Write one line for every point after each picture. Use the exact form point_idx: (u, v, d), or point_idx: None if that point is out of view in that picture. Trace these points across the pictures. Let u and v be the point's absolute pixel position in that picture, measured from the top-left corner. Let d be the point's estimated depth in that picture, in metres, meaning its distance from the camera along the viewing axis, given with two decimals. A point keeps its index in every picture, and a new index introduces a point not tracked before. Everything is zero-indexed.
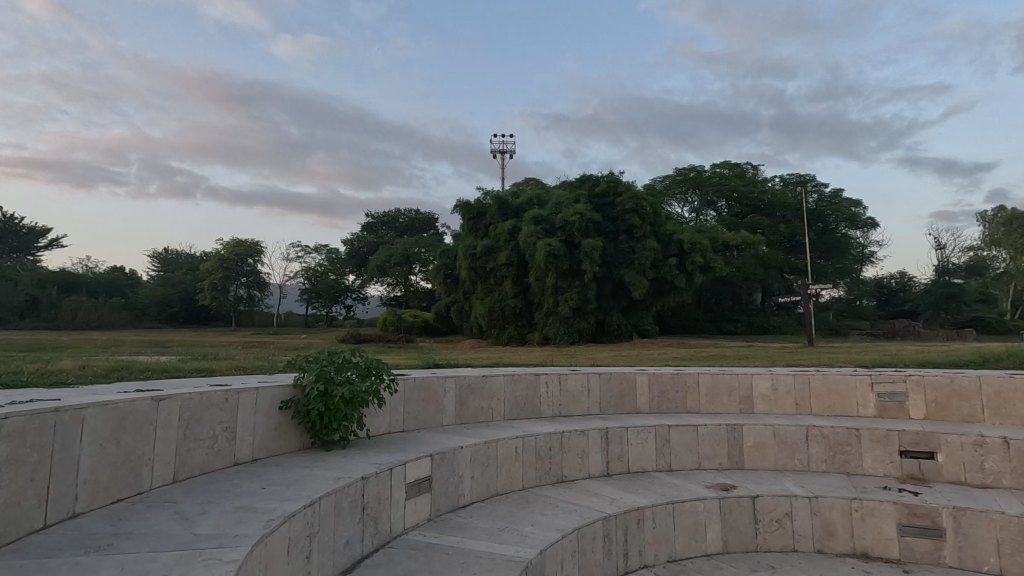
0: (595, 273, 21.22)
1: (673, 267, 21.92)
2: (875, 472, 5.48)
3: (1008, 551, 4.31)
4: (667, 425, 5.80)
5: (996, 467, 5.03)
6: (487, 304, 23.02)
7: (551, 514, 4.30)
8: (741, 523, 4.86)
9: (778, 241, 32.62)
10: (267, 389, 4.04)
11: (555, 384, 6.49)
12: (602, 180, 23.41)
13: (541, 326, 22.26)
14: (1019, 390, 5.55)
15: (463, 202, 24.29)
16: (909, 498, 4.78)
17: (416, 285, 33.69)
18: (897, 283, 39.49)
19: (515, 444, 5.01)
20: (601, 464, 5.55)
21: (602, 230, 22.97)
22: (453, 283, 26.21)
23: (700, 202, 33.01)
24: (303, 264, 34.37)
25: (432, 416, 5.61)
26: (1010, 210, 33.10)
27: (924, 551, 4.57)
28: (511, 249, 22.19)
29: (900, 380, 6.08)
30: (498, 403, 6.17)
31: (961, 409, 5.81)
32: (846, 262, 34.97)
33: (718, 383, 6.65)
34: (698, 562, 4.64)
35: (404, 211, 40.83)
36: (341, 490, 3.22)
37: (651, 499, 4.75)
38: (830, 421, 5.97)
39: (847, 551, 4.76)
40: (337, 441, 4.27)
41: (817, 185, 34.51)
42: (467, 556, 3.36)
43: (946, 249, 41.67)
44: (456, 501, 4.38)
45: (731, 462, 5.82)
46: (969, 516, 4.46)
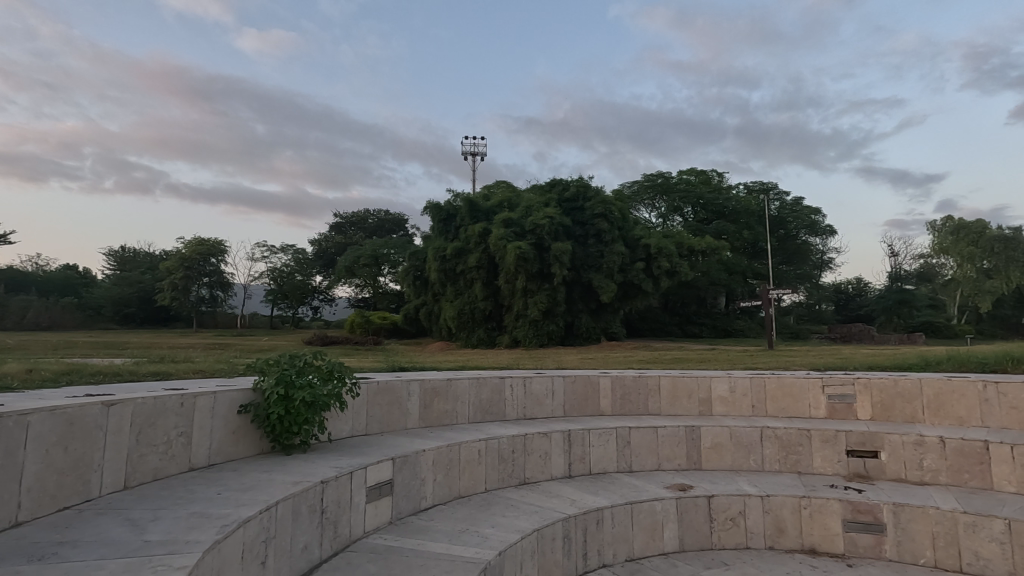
0: (564, 276, 21.44)
1: (641, 271, 22.34)
2: (825, 471, 5.72)
3: (943, 544, 4.55)
4: (628, 427, 5.94)
5: (933, 465, 5.30)
6: (457, 306, 22.99)
7: (512, 515, 4.36)
8: (697, 522, 5.01)
9: (741, 247, 33.51)
10: (226, 392, 3.98)
11: (519, 387, 6.56)
12: (572, 185, 23.80)
13: (511, 329, 22.38)
14: (956, 392, 5.86)
15: (433, 204, 24.21)
16: (854, 495, 5.01)
17: (385, 286, 33.43)
18: (854, 289, 41.08)
19: (478, 447, 5.04)
20: (563, 466, 5.64)
21: (572, 234, 23.22)
22: (423, 285, 26.09)
23: (667, 208, 33.69)
24: (269, 264, 33.67)
25: (396, 419, 5.62)
26: (958, 220, 34.92)
27: (867, 545, 4.79)
28: (481, 251, 22.21)
29: (848, 382, 6.36)
30: (462, 406, 6.20)
31: (903, 410, 6.11)
32: (806, 268, 36.18)
33: (679, 386, 6.84)
34: (655, 561, 4.76)
35: (373, 212, 40.41)
36: (299, 495, 3.20)
37: (611, 500, 4.85)
38: (783, 422, 6.19)
39: (796, 547, 4.96)
40: (297, 445, 4.25)
41: (779, 193, 35.71)
42: (426, 559, 3.38)
43: (898, 257, 43.69)
44: (418, 504, 4.40)
45: (690, 463, 5.99)
46: (907, 512, 4.70)
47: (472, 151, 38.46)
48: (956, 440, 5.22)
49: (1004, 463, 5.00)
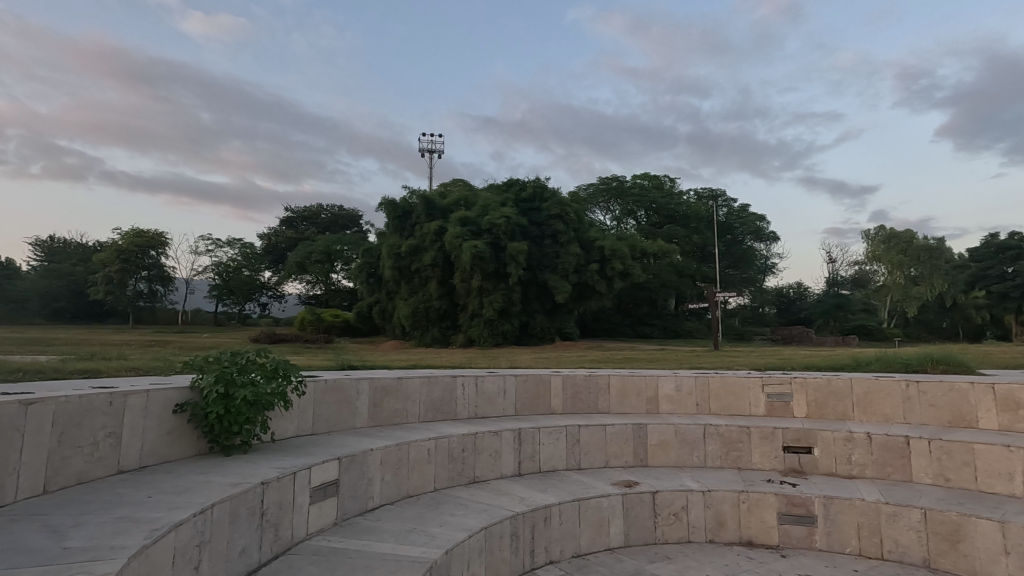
0: (519, 276, 21.52)
1: (595, 272, 22.69)
2: (763, 467, 5.97)
3: (867, 533, 4.84)
4: (578, 425, 6.03)
5: (862, 459, 5.62)
6: (411, 305, 22.71)
7: (461, 514, 4.35)
8: (642, 517, 5.14)
9: (691, 251, 34.56)
10: (160, 391, 3.80)
11: (471, 386, 6.55)
12: (528, 186, 24.01)
13: (465, 328, 22.33)
14: (883, 391, 6.21)
15: (388, 200, 23.83)
16: (789, 489, 5.25)
17: (337, 283, 32.71)
18: (795, 293, 43.23)
19: (427, 446, 5.00)
20: (513, 464, 5.66)
21: (528, 234, 23.35)
22: (376, 283, 25.63)
23: (621, 211, 34.46)
24: (214, 258, 32.33)
25: (344, 419, 5.50)
26: (889, 229, 37.28)
27: (800, 536, 5.04)
28: (436, 249, 22.06)
29: (786, 381, 6.65)
30: (413, 405, 6.14)
31: (836, 409, 6.43)
32: (751, 272, 37.65)
33: (628, 384, 7.00)
34: (601, 556, 4.85)
35: (326, 206, 39.21)
36: (238, 496, 3.10)
37: (559, 497, 4.92)
38: (726, 420, 6.43)
39: (735, 539, 5.16)
40: (237, 446, 4.09)
41: (727, 199, 37.09)
42: (372, 559, 3.34)
43: (835, 263, 46.24)
44: (364, 504, 4.31)
45: (636, 460, 6.13)
46: (837, 504, 4.97)
47: (428, 148, 38.18)
48: (882, 435, 5.55)
49: (923, 457, 5.33)
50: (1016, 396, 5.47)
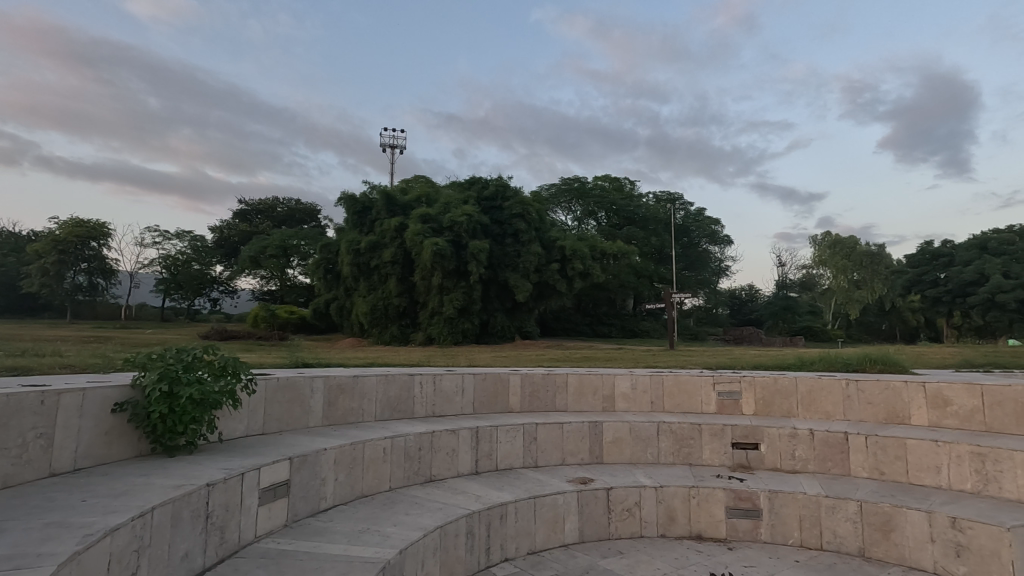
0: (480, 275, 21.48)
1: (556, 271, 22.89)
2: (712, 463, 6.17)
3: (807, 525, 5.07)
4: (535, 423, 6.08)
5: (804, 455, 5.87)
6: (370, 302, 22.34)
7: (416, 513, 4.32)
8: (597, 513, 5.22)
9: (649, 253, 35.29)
10: (97, 389, 3.61)
11: (429, 384, 6.50)
12: (491, 184, 24.00)
13: (425, 326, 22.15)
14: (825, 389, 6.49)
15: (348, 195, 23.33)
16: (737, 484, 5.44)
17: (294, 279, 31.85)
18: (746, 294, 44.90)
19: (383, 445, 4.94)
20: (470, 463, 5.66)
21: (490, 232, 23.32)
22: (334, 279, 25.11)
23: (582, 211, 34.92)
24: (161, 251, 30.96)
25: (297, 418, 5.37)
26: (833, 235, 39.10)
27: (745, 529, 5.23)
28: (397, 246, 21.78)
29: (735, 380, 6.90)
30: (369, 404, 6.04)
31: (782, 406, 6.70)
32: (705, 274, 38.74)
33: (585, 382, 7.11)
34: (555, 553, 4.90)
35: (283, 200, 38.07)
36: (180, 499, 2.97)
37: (515, 495, 4.95)
38: (678, 417, 6.61)
39: (685, 533, 5.31)
40: (182, 446, 3.93)
41: (684, 203, 38.09)
42: (322, 560, 3.27)
43: (785, 266, 48.17)
44: (316, 505, 4.22)
45: (592, 457, 6.23)
46: (780, 497, 5.18)
47: (390, 144, 37.73)
48: (823, 432, 5.81)
49: (860, 452, 5.62)
50: (945, 394, 5.80)
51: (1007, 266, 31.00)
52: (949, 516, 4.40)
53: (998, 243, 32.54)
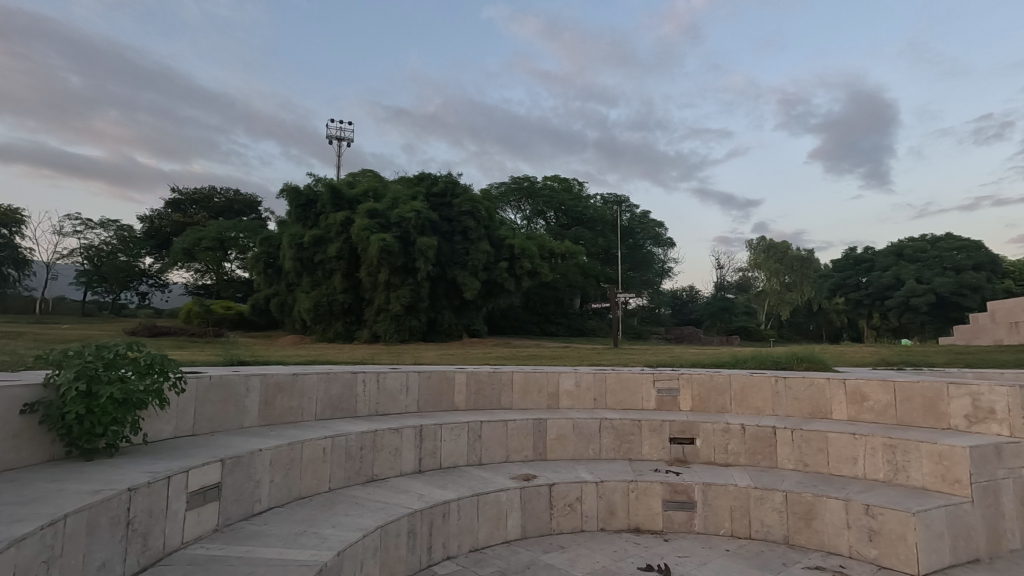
0: (428, 272, 21.25)
1: (504, 270, 22.94)
2: (651, 457, 6.37)
3: (738, 515, 5.33)
4: (479, 421, 6.09)
5: (736, 448, 6.16)
6: (313, 298, 21.67)
7: (356, 513, 4.23)
8: (538, 509, 5.29)
9: (596, 253, 35.97)
10: (4, 389, 3.34)
11: (372, 383, 6.39)
12: (440, 180, 23.82)
13: (371, 323, 21.75)
14: (756, 385, 6.83)
15: (291, 186, 22.52)
16: (673, 478, 5.64)
17: (231, 273, 30.65)
18: (687, 295, 46.91)
19: (323, 445, 4.81)
20: (413, 462, 5.59)
21: (438, 229, 23.12)
22: (275, 274, 24.24)
23: (532, 211, 35.29)
24: (82, 241, 28.93)
25: (231, 417, 5.15)
26: (767, 240, 41.00)
27: (681, 521, 5.44)
28: (342, 241, 21.20)
29: (674, 377, 7.16)
30: (309, 403, 5.87)
31: (716, 402, 6.99)
32: (649, 275, 39.89)
33: (530, 381, 7.19)
34: (498, 549, 4.93)
35: (220, 190, 36.14)
36: (98, 505, 2.79)
37: (458, 492, 4.95)
38: (620, 414, 6.80)
39: (624, 527, 5.46)
40: (101, 449, 3.67)
41: (630, 205, 39.05)
42: (254, 565, 3.15)
43: (723, 269, 50.34)
44: (250, 508, 4.06)
45: (536, 454, 6.32)
46: (713, 490, 5.42)
47: (337, 135, 36.94)
48: (754, 426, 6.12)
49: (786, 445, 5.94)
50: (863, 390, 6.18)
51: (921, 272, 33.57)
52: (863, 503, 4.71)
53: (912, 250, 35.13)
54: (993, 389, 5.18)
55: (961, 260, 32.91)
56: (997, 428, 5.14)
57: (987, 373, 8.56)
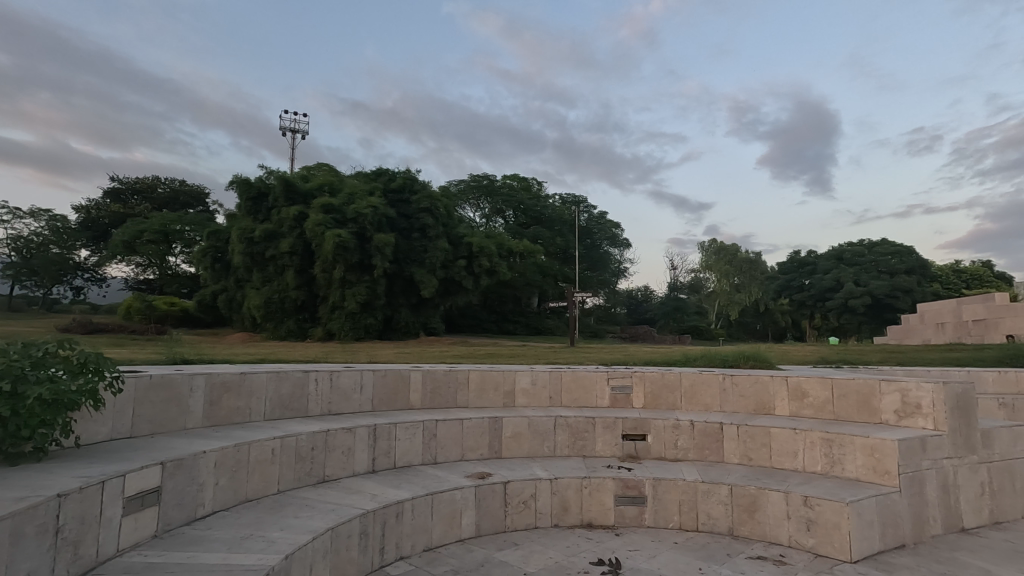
0: (385, 269, 20.91)
1: (462, 268, 22.84)
2: (604, 454, 6.48)
3: (685, 508, 5.51)
4: (435, 420, 6.05)
5: (686, 444, 6.36)
6: (263, 294, 20.97)
7: (306, 516, 4.13)
8: (493, 507, 5.30)
9: (554, 252, 36.31)
10: None
11: (326, 381, 6.25)
12: (398, 176, 23.49)
13: (325, 320, 21.26)
14: (705, 383, 7.06)
15: (241, 178, 21.71)
16: (625, 473, 5.77)
17: (175, 268, 29.36)
18: (641, 295, 48.07)
19: (272, 446, 4.68)
20: (367, 462, 5.51)
21: (396, 226, 22.80)
22: (224, 269, 23.37)
23: (490, 209, 35.29)
24: (10, 231, 27.05)
25: (173, 418, 4.93)
26: (718, 242, 42.15)
27: (632, 515, 5.57)
28: (296, 236, 20.63)
29: (627, 375, 7.31)
30: (257, 403, 5.68)
31: (667, 399, 7.20)
32: (606, 274, 40.24)
33: (487, 379, 7.19)
34: (452, 548, 4.92)
35: (164, 180, 34.46)
36: (23, 513, 2.62)
37: (412, 492, 4.90)
38: (574, 412, 6.89)
39: (577, 522, 5.55)
40: (28, 454, 3.44)
41: (588, 206, 39.59)
42: (195, 571, 3.03)
43: (676, 270, 51.70)
44: (193, 512, 3.90)
45: (491, 452, 6.33)
46: (663, 484, 5.57)
47: (291, 127, 36.01)
48: (702, 422, 6.32)
49: (733, 440, 6.17)
50: (804, 387, 6.48)
51: (859, 275, 35.49)
52: (802, 495, 4.94)
53: (851, 254, 37.21)
54: (920, 385, 5.51)
55: (895, 264, 34.93)
56: (924, 422, 5.47)
57: (916, 370, 9.14)
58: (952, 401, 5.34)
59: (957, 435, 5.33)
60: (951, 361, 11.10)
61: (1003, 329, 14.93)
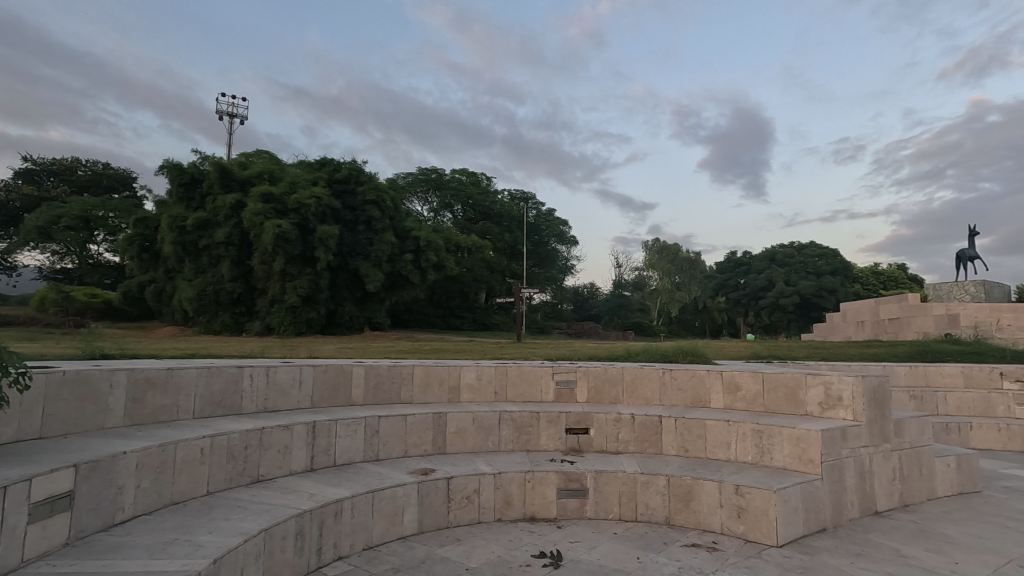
0: (328, 262, 20.28)
1: (409, 262, 22.46)
2: (548, 448, 6.55)
3: (625, 500, 5.65)
4: (377, 416, 5.93)
5: (626, 437, 6.51)
6: (196, 287, 19.88)
7: (237, 517, 3.94)
8: (436, 503, 5.25)
9: (502, 248, 36.39)
10: None
11: (261, 377, 5.99)
12: (344, 167, 22.84)
13: (263, 315, 20.43)
14: (646, 377, 7.28)
15: (173, 163, 20.48)
16: (567, 467, 5.85)
17: (97, 257, 27.43)
18: (586, 292, 49.17)
19: (201, 445, 4.43)
20: (305, 460, 5.32)
21: (340, 218, 22.16)
22: (152, 259, 22.02)
23: (439, 203, 34.97)
24: None
25: (90, 418, 4.60)
26: (662, 241, 43.55)
27: (574, 508, 5.66)
28: (232, 225, 19.64)
29: (572, 369, 7.41)
30: (186, 400, 5.37)
31: (610, 393, 7.34)
32: (554, 271, 40.44)
33: (432, 374, 7.11)
34: (393, 545, 4.84)
35: (86, 162, 32.05)
36: None
37: (352, 491, 4.77)
38: (519, 406, 6.92)
39: (520, 516, 5.58)
40: None
41: (536, 203, 39.89)
42: None
43: (621, 267, 52.96)
44: (110, 518, 3.64)
45: (435, 448, 6.26)
46: (604, 477, 5.69)
47: (229, 111, 34.38)
48: (643, 415, 6.50)
49: (670, 432, 6.38)
50: (737, 381, 6.78)
51: (789, 276, 37.51)
52: (734, 484, 5.16)
53: (783, 255, 39.24)
54: (842, 378, 5.87)
55: (821, 266, 37.17)
56: (844, 413, 5.84)
57: (839, 366, 9.76)
58: (869, 394, 5.72)
59: (873, 425, 5.72)
60: (870, 356, 11.93)
61: (914, 327, 16.13)
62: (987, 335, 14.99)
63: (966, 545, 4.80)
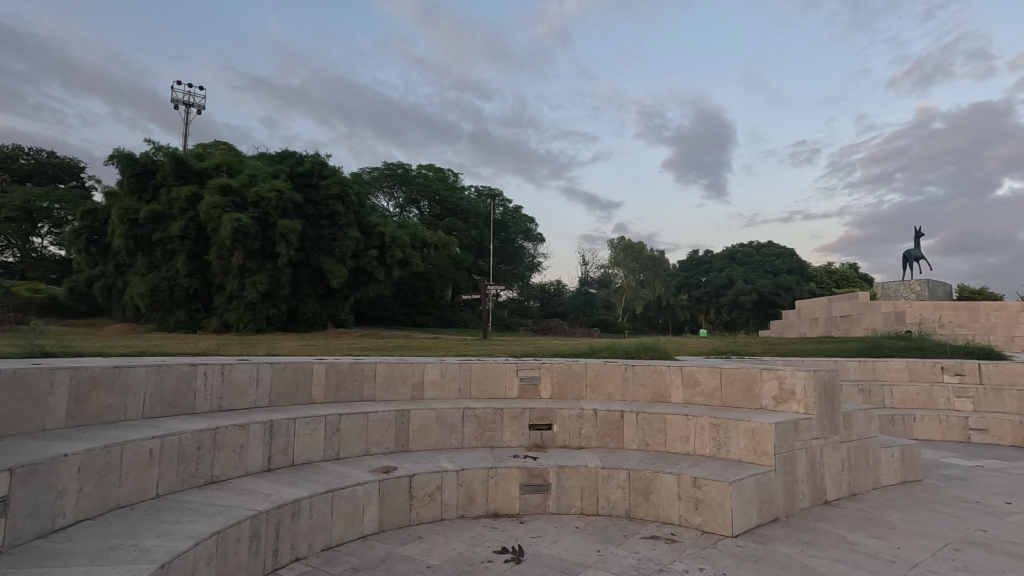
0: (290, 257, 19.78)
1: (373, 259, 22.13)
2: (511, 444, 6.57)
3: (586, 494, 5.72)
4: (338, 414, 5.82)
5: (589, 432, 6.59)
6: (148, 282, 19.12)
7: (188, 520, 3.81)
8: (397, 501, 5.19)
9: (469, 245, 36.24)
10: None
11: (216, 376, 5.80)
12: (306, 160, 22.29)
13: (221, 311, 19.79)
14: (609, 372, 7.38)
15: (123, 152, 19.59)
16: (530, 462, 5.87)
17: (41, 250, 26.03)
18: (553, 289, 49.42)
19: (150, 447, 4.26)
20: (262, 460, 5.18)
21: (303, 212, 21.66)
22: (101, 252, 21.01)
23: (405, 199, 34.56)
24: None
25: (28, 420, 4.36)
26: (627, 240, 44.18)
27: (536, 503, 5.69)
28: (187, 219, 18.95)
29: (535, 366, 7.44)
30: (134, 399, 5.14)
31: (573, 389, 7.41)
32: (521, 268, 40.53)
33: (394, 371, 7.02)
34: (353, 545, 4.77)
35: (28, 150, 30.34)
36: None
37: (310, 490, 4.67)
38: (483, 403, 6.91)
39: (482, 512, 5.58)
40: None
41: (503, 199, 39.84)
42: None
43: (587, 265, 53.48)
44: (50, 524, 3.46)
45: (397, 445, 6.19)
46: (566, 472, 5.74)
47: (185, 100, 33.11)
48: (605, 410, 6.58)
49: (631, 427, 6.49)
50: (696, 376, 6.93)
51: (748, 274, 38.70)
52: (692, 477, 5.28)
53: (742, 255, 40.42)
54: (794, 373, 6.09)
55: (779, 265, 38.48)
56: (796, 406, 6.05)
57: (795, 361, 10.10)
58: (820, 388, 5.93)
59: (823, 418, 5.94)
60: (822, 352, 12.40)
61: (864, 323, 16.86)
62: (930, 331, 15.79)
63: (906, 531, 5.05)
